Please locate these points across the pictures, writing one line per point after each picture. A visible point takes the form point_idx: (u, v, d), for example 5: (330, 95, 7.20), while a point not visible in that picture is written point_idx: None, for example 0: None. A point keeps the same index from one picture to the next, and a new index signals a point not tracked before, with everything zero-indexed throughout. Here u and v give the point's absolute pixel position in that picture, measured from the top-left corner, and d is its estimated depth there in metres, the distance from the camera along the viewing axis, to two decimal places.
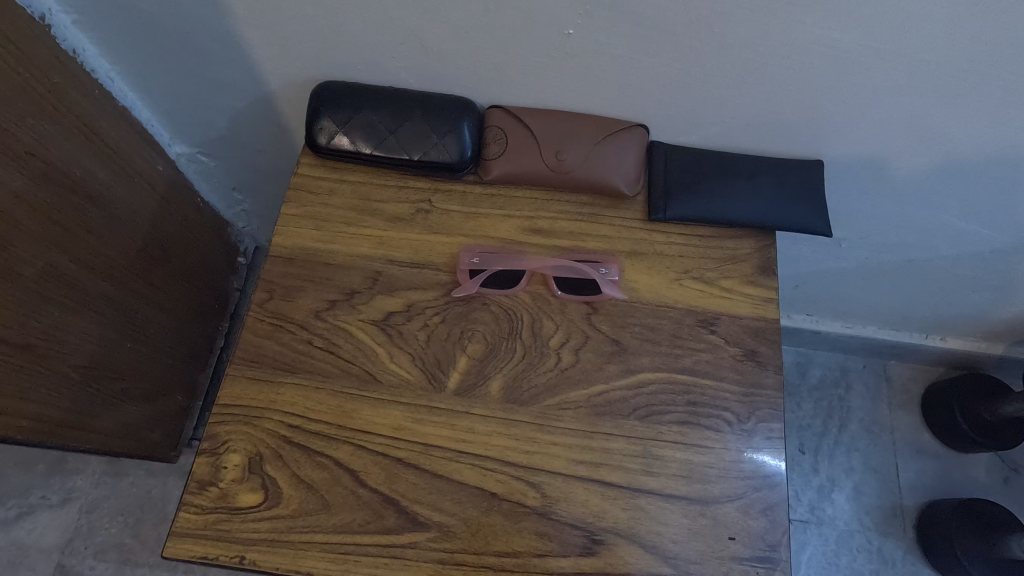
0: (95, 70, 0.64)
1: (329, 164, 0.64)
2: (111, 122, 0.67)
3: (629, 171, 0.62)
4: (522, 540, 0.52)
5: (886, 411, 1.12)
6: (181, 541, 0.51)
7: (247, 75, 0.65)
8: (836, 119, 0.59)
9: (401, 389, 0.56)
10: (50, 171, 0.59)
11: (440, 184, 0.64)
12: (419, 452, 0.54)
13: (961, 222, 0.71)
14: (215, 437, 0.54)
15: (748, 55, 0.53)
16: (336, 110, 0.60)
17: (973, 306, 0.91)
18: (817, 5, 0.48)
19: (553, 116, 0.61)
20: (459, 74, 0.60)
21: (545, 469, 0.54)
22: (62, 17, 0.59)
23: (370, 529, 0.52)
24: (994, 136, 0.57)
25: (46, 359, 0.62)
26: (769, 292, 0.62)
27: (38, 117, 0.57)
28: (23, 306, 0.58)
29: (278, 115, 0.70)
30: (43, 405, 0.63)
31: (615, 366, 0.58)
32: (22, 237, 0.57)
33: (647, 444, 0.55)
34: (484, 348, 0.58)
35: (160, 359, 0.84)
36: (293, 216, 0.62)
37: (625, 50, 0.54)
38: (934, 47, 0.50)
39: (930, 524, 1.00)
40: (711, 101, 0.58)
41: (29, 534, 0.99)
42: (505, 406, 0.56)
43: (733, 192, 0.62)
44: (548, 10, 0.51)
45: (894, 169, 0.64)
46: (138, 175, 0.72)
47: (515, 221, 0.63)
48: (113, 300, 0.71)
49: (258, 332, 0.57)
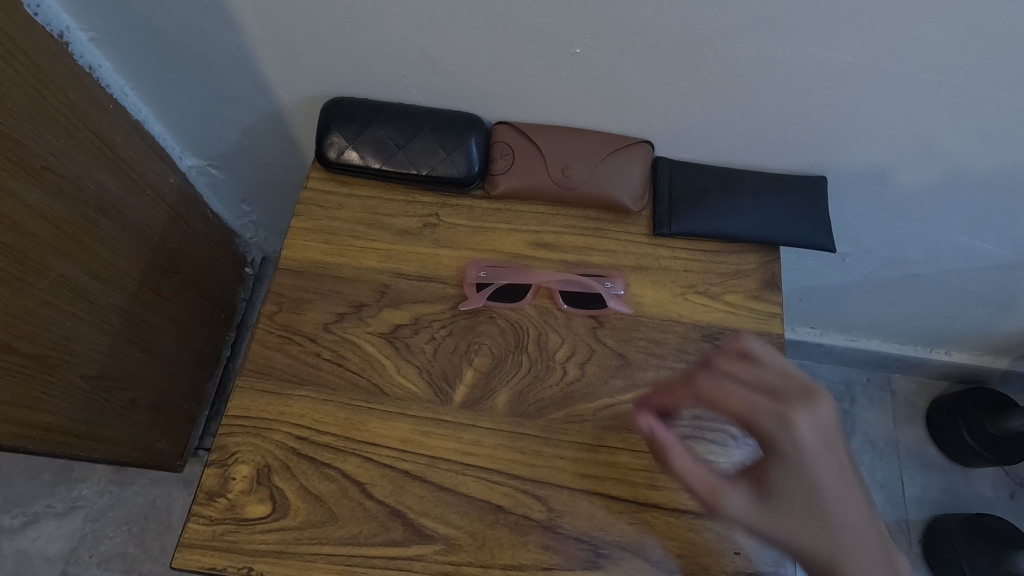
0: (110, 85, 0.65)
1: (338, 178, 0.65)
2: (124, 135, 0.68)
3: (634, 187, 0.62)
4: (528, 554, 0.52)
5: (890, 424, 1.12)
6: (189, 552, 0.51)
7: (258, 90, 0.65)
8: (840, 137, 0.59)
9: (407, 402, 0.56)
10: (65, 184, 0.60)
11: (447, 198, 0.64)
12: (426, 464, 0.54)
13: (964, 238, 0.72)
14: (224, 448, 0.54)
15: (752, 75, 0.54)
16: (346, 126, 0.61)
17: (977, 321, 0.92)
18: (819, 28, 0.49)
19: (560, 133, 0.62)
20: (466, 90, 0.60)
21: (550, 483, 0.54)
22: (80, 35, 0.59)
23: (377, 541, 0.52)
24: (995, 152, 0.58)
25: (57, 369, 0.63)
26: (773, 307, 0.62)
27: (54, 132, 0.58)
28: (35, 317, 0.58)
29: (288, 129, 0.71)
30: (53, 415, 0.64)
31: (621, 380, 0.58)
32: (36, 251, 0.57)
33: (652, 458, 0.56)
34: (491, 361, 0.58)
35: (168, 370, 0.85)
36: (302, 230, 0.62)
37: (631, 69, 0.55)
38: (934, 69, 0.51)
39: (939, 540, 1.00)
40: (716, 118, 0.59)
41: (34, 542, 1.00)
42: (511, 420, 0.56)
43: (738, 207, 0.62)
44: (556, 29, 0.52)
45: (897, 185, 0.65)
46: (149, 187, 0.73)
47: (521, 235, 0.64)
48: (124, 310, 0.72)
49: (267, 344, 0.58)
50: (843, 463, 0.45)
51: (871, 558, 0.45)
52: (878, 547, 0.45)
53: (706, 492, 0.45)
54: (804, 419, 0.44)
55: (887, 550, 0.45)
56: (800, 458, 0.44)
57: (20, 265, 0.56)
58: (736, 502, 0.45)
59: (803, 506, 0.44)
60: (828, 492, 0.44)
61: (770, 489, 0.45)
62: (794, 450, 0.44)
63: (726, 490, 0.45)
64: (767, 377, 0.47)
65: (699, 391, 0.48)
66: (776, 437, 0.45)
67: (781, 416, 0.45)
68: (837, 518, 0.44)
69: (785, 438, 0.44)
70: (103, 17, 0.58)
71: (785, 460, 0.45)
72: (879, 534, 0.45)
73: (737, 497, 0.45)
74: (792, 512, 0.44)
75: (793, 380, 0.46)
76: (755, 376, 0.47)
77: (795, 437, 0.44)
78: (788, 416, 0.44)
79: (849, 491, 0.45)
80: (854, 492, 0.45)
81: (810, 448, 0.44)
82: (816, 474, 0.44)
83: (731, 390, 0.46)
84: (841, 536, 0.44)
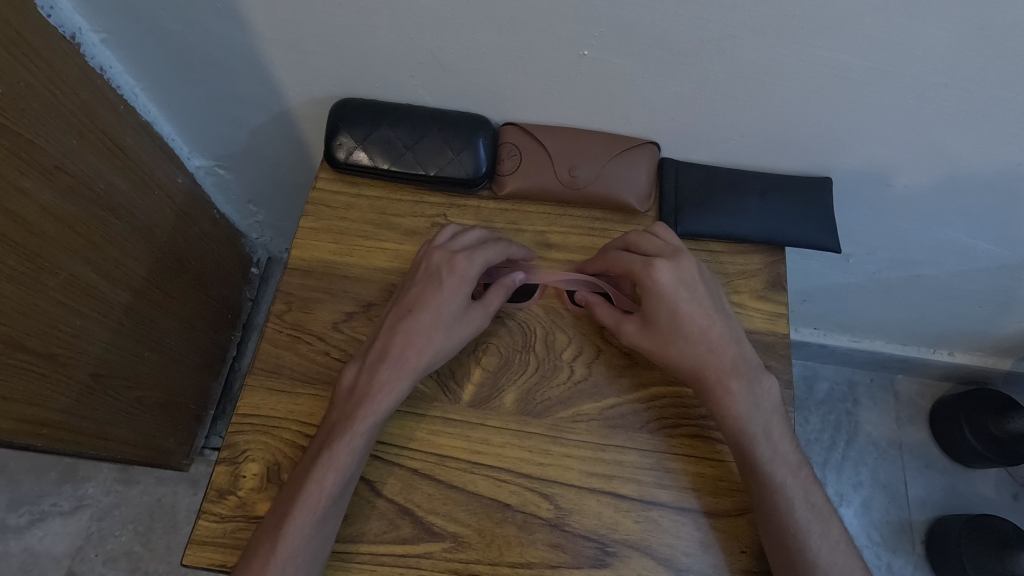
0: (120, 86, 0.66)
1: (346, 178, 0.65)
2: (134, 136, 0.68)
3: (640, 188, 0.62)
4: (536, 552, 0.53)
5: (894, 425, 1.12)
6: (200, 550, 0.52)
7: (267, 92, 0.66)
8: (845, 137, 0.60)
9: (416, 400, 0.57)
10: (75, 184, 0.60)
11: (455, 198, 0.65)
12: (435, 463, 0.55)
13: (969, 239, 0.72)
14: (234, 446, 0.54)
15: (758, 76, 0.54)
16: (355, 126, 0.61)
17: (981, 322, 0.92)
18: (826, 31, 0.49)
19: (567, 133, 0.62)
20: (474, 91, 0.61)
21: (557, 481, 0.55)
22: (91, 36, 0.60)
23: (386, 539, 0.53)
24: (998, 152, 0.58)
25: (67, 368, 0.64)
26: (778, 307, 0.63)
27: (66, 133, 0.58)
28: (47, 316, 0.59)
29: (296, 130, 0.72)
30: (64, 414, 0.65)
31: (628, 379, 0.59)
32: (48, 250, 0.58)
33: (658, 457, 0.56)
34: (499, 360, 0.58)
35: (176, 369, 0.85)
36: (311, 230, 0.63)
37: (639, 71, 0.55)
38: (940, 71, 0.51)
39: (942, 541, 1.00)
40: (722, 120, 0.59)
41: (40, 541, 1.00)
42: (518, 418, 0.56)
43: (743, 208, 0.63)
44: (564, 31, 0.52)
45: (901, 186, 0.65)
46: (158, 187, 0.73)
47: (528, 235, 0.64)
48: (133, 310, 0.72)
49: (276, 343, 0.58)
50: (703, 297, 0.55)
51: (722, 366, 0.54)
52: (733, 359, 0.54)
53: (609, 323, 0.58)
54: (666, 265, 0.54)
55: (746, 365, 0.54)
56: (662, 292, 0.54)
57: (32, 265, 0.56)
58: (629, 330, 0.56)
59: (671, 331, 0.54)
60: (687, 320, 0.54)
61: (649, 317, 0.55)
62: (657, 286, 0.54)
63: (621, 322, 0.57)
64: (655, 244, 0.56)
65: (608, 253, 0.58)
66: (641, 278, 0.54)
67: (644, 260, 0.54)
68: (697, 339, 0.54)
69: (647, 278, 0.54)
70: (114, 18, 0.58)
71: (650, 292, 0.54)
72: (735, 354, 0.54)
73: (629, 327, 0.56)
74: (666, 337, 0.55)
75: (667, 244, 0.56)
76: (640, 240, 0.57)
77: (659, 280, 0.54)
78: (650, 264, 0.54)
79: (709, 318, 0.54)
80: (712, 318, 0.55)
81: (668, 286, 0.54)
82: (676, 303, 0.54)
83: (626, 257, 0.56)
84: (700, 354, 0.54)
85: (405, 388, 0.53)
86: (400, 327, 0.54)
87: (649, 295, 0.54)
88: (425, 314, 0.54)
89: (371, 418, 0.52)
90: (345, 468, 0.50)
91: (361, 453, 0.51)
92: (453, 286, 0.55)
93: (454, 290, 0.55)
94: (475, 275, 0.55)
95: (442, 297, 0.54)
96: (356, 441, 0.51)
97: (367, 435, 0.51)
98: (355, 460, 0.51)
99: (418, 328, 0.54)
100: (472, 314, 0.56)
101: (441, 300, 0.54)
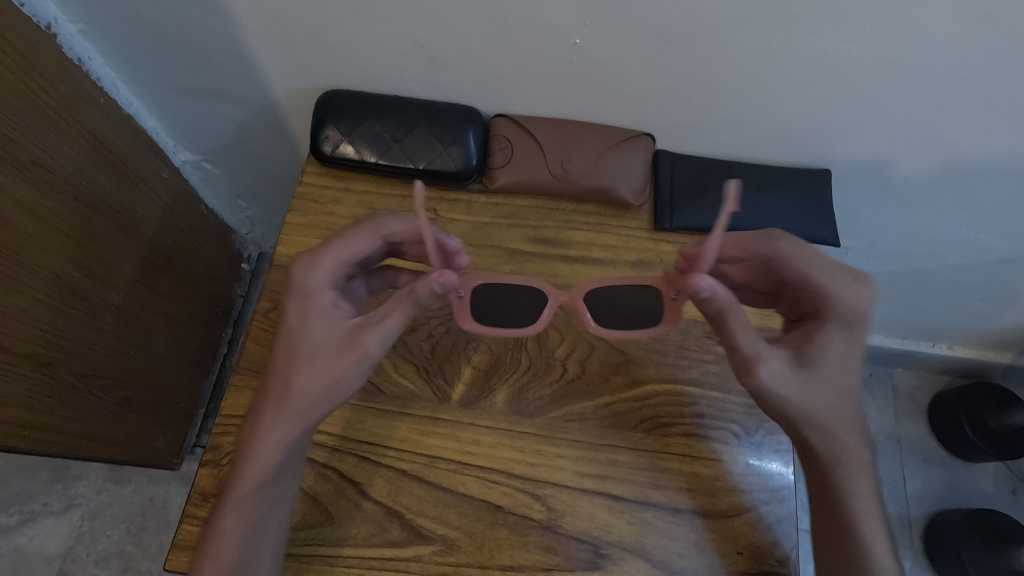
0: (100, 78, 0.64)
1: (334, 173, 0.64)
2: (116, 129, 0.67)
3: (634, 181, 0.61)
4: (528, 555, 0.51)
5: (892, 419, 1.11)
6: (183, 554, 0.50)
7: (252, 84, 0.64)
8: (845, 129, 0.58)
9: (405, 400, 0.55)
10: (55, 180, 0.59)
11: (444, 192, 0.64)
12: (424, 464, 0.54)
13: (970, 232, 0.71)
14: (218, 448, 0.53)
15: (753, 65, 0.53)
16: (342, 119, 0.60)
17: (981, 315, 0.90)
18: (827, 18, 0.48)
19: (559, 125, 0.61)
20: (464, 82, 0.59)
21: (551, 482, 0.53)
22: (69, 26, 0.58)
23: (375, 542, 0.51)
24: (1001, 143, 0.57)
25: (50, 367, 0.62)
26: None
27: (44, 128, 0.56)
28: (28, 315, 0.58)
29: (283, 123, 0.70)
30: (48, 415, 0.63)
31: (622, 377, 0.57)
32: (26, 248, 0.56)
33: (654, 457, 0.55)
34: (490, 358, 0.57)
35: (163, 368, 0.84)
36: (298, 225, 0.62)
37: (632, 59, 0.54)
38: (942, 59, 0.50)
39: (940, 536, 0.99)
40: (716, 110, 0.58)
41: (31, 541, 0.98)
42: (510, 418, 0.55)
43: (740, 200, 0.61)
44: (555, 19, 0.51)
45: (901, 177, 0.64)
46: (142, 182, 0.71)
47: (521, 230, 0.63)
48: (118, 308, 0.71)
49: (261, 341, 0.57)
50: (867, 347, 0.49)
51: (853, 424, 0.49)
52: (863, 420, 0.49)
53: (749, 353, 0.46)
54: (865, 295, 0.48)
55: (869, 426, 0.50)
56: (851, 327, 0.48)
57: (11, 263, 0.55)
58: (772, 371, 0.47)
59: (832, 377, 0.47)
60: (852, 370, 0.48)
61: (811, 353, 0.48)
62: (852, 318, 0.48)
63: (768, 355, 0.47)
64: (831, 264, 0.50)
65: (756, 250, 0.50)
66: (840, 301, 0.48)
67: (841, 278, 0.48)
68: (848, 392, 0.48)
69: (841, 306, 0.48)
70: (92, 8, 0.57)
71: (839, 322, 0.48)
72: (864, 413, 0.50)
73: (772, 366, 0.47)
74: (826, 383, 0.47)
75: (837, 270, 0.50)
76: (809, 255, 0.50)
77: (864, 306, 0.48)
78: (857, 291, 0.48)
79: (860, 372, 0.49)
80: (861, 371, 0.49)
81: (858, 326, 0.48)
82: (852, 347, 0.48)
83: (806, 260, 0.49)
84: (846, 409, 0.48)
85: (276, 450, 0.47)
86: (271, 371, 0.48)
87: (830, 327, 0.48)
88: (280, 352, 0.47)
89: (246, 492, 0.47)
90: (225, 558, 0.46)
91: (241, 530, 0.46)
92: (300, 313, 0.47)
93: (302, 319, 0.47)
94: (321, 293, 0.47)
95: (287, 330, 0.47)
96: (230, 524, 0.47)
97: (245, 514, 0.46)
98: (235, 541, 0.46)
99: (281, 369, 0.47)
100: (340, 339, 0.47)
101: (292, 336, 0.47)
